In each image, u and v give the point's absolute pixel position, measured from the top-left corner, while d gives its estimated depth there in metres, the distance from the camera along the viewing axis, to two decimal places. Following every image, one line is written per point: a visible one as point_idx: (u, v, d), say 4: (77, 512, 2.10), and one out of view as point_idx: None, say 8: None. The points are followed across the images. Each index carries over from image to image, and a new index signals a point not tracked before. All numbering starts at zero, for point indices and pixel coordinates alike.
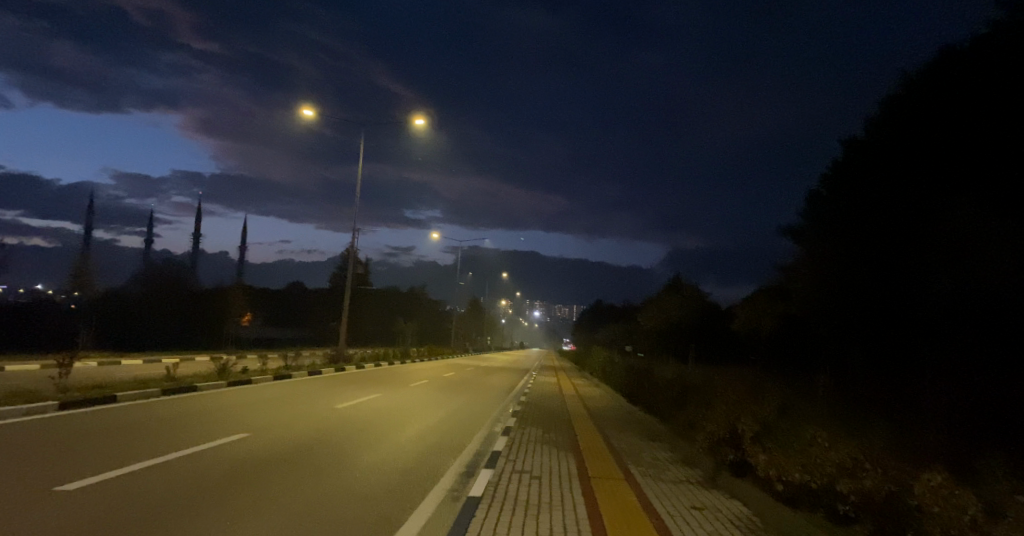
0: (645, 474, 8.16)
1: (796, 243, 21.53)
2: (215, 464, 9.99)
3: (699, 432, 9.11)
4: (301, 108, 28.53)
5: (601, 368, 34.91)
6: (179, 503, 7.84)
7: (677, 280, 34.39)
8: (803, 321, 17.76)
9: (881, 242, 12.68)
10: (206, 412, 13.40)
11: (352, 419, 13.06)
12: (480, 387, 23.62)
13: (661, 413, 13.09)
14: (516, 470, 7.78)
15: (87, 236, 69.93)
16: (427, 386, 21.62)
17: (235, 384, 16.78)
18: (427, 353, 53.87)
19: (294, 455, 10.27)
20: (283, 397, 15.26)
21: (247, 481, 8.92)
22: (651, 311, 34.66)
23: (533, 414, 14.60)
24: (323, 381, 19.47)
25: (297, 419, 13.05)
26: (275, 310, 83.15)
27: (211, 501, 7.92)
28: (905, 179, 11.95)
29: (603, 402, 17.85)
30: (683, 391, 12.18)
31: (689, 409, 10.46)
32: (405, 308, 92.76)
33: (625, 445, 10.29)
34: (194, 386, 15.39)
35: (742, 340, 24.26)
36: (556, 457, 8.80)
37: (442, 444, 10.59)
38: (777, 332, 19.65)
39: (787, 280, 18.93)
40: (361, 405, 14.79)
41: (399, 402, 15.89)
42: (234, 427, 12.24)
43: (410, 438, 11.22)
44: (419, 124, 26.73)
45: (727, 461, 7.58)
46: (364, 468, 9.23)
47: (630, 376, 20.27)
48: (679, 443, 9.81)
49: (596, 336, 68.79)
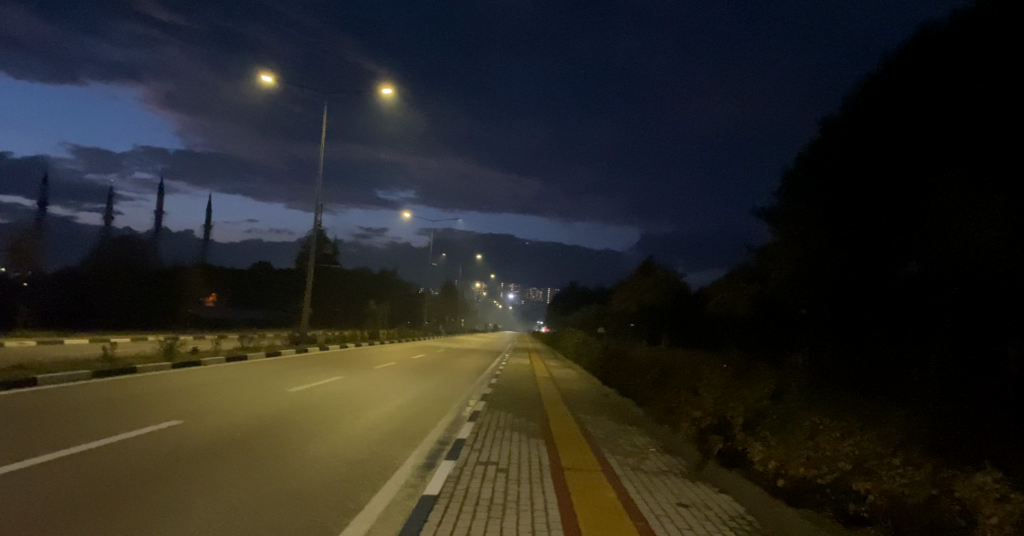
0: (624, 465, 7.39)
1: (772, 223, 21.03)
2: (142, 455, 8.92)
3: (682, 417, 8.37)
4: (259, 75, 26.98)
5: (574, 351, 34.38)
6: (90, 497, 6.83)
7: (650, 262, 33.84)
8: (779, 301, 17.26)
9: (857, 219, 12.11)
10: (142, 397, 12.26)
11: (305, 405, 12.07)
12: (449, 369, 22.82)
13: (638, 397, 12.38)
14: (480, 462, 6.95)
15: (40, 211, 66.84)
16: (393, 368, 20.71)
17: (182, 365, 15.63)
18: (396, 335, 52.82)
19: (234, 447, 9.24)
20: (233, 380, 14.20)
21: (177, 476, 7.89)
22: (624, 292, 34.14)
23: (502, 397, 13.80)
24: (280, 363, 18.40)
25: (244, 405, 12.01)
26: (241, 290, 81.02)
27: (128, 496, 6.93)
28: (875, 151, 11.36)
29: (575, 384, 17.16)
30: (661, 375, 11.49)
31: (670, 392, 9.69)
32: (375, 288, 91.21)
33: (602, 431, 9.53)
34: (135, 368, 14.24)
35: (718, 322, 23.78)
36: (528, 447, 7.97)
37: (401, 433, 9.67)
38: (754, 312, 19.18)
39: (764, 259, 18.36)
40: (318, 389, 13.78)
41: (360, 385, 14.94)
42: (171, 416, 11.15)
43: (365, 425, 10.28)
44: (385, 94, 25.37)
45: (715, 451, 6.83)
46: (311, 462, 8.24)
47: (604, 358, 19.65)
48: (659, 430, 9.07)
49: (568, 318, 68.41)
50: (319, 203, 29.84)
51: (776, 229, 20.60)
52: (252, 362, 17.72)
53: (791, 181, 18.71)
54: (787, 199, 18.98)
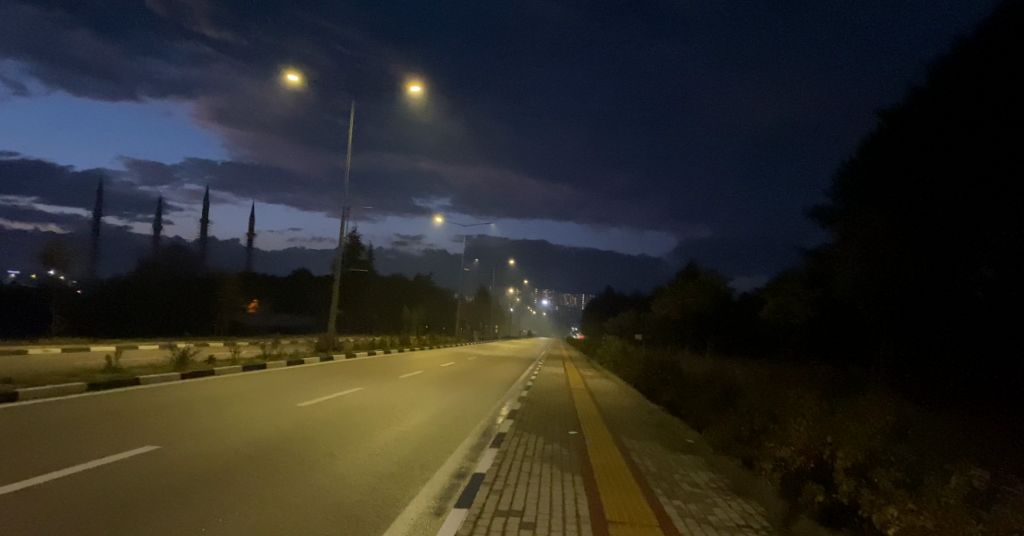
0: (684, 514, 5.79)
1: (827, 223, 19.17)
2: (113, 484, 7.61)
3: (758, 452, 6.73)
4: (284, 74, 26.19)
5: (613, 361, 32.56)
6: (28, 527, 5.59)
7: (692, 265, 31.96)
8: (845, 307, 15.33)
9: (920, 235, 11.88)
10: (136, 412, 11.11)
11: (313, 422, 10.77)
12: (479, 379, 21.52)
13: (691, 418, 10.81)
14: (499, 511, 5.48)
15: (92, 219, 68.39)
16: (419, 378, 19.48)
17: (190, 375, 14.59)
18: (431, 342, 51.72)
19: (221, 476, 7.89)
20: (239, 393, 13.01)
21: (147, 510, 6.59)
22: (664, 297, 32.48)
23: (534, 414, 12.37)
24: (299, 373, 17.31)
25: (245, 421, 10.80)
26: (279, 295, 81.33)
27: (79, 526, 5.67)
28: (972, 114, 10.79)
29: (616, 399, 15.64)
30: (723, 394, 9.78)
31: (736, 418, 8.03)
32: (410, 294, 91.08)
33: (651, 462, 8.00)
34: (137, 379, 13.19)
35: (772, 329, 21.83)
36: (563, 490, 6.38)
37: (409, 459, 8.20)
38: (811, 319, 17.49)
39: (824, 261, 16.58)
40: (330, 404, 12.50)
41: (378, 399, 13.61)
42: (161, 434, 9.90)
43: (377, 448, 8.93)
44: (412, 92, 23.95)
45: (810, 504, 5.20)
46: (300, 500, 6.81)
47: (647, 369, 17.96)
48: (724, 464, 7.42)
49: (605, 323, 66.83)
50: (346, 206, 28.75)
51: (833, 229, 18.75)
52: (268, 372, 16.65)
53: (851, 172, 16.74)
54: (846, 193, 17.01)
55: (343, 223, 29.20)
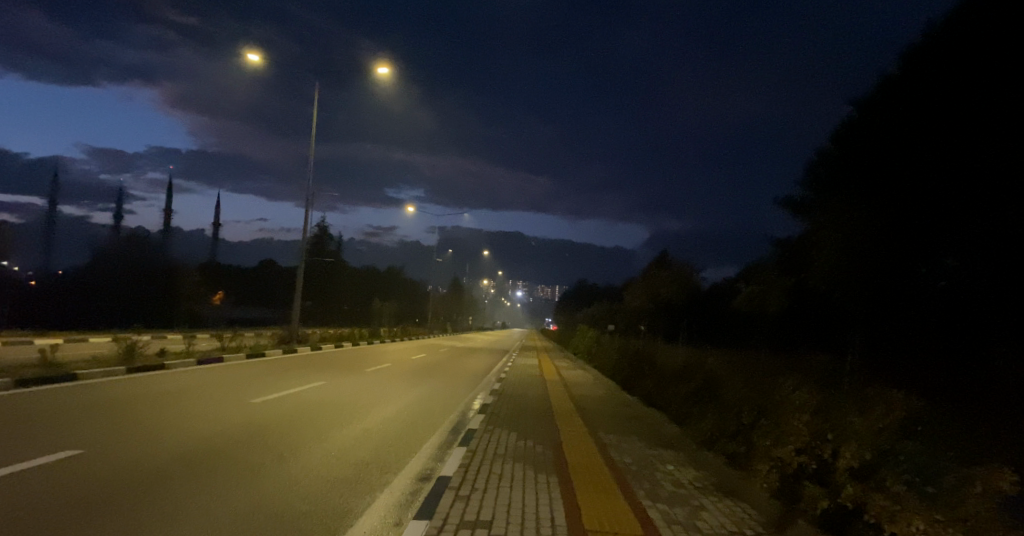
0: (670, 520, 5.22)
1: (798, 212, 18.99)
2: (32, 490, 6.75)
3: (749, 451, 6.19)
4: (244, 54, 24.92)
5: (586, 351, 32.20)
6: None
7: (663, 255, 31.77)
8: (819, 295, 15.11)
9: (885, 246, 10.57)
10: (71, 411, 10.18)
11: (267, 419, 9.99)
12: (449, 371, 20.89)
13: (670, 411, 10.37)
14: (464, 522, 4.86)
15: (46, 207, 65.43)
16: (386, 371, 18.77)
17: (138, 369, 13.64)
18: (402, 334, 50.79)
19: (158, 482, 7.10)
20: (188, 389, 12.11)
21: (65, 518, 5.80)
22: (636, 287, 32.23)
23: (505, 407, 11.83)
24: (259, 366, 16.44)
25: (192, 419, 9.98)
26: (245, 287, 79.35)
27: None
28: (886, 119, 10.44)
29: (589, 390, 15.19)
30: (705, 384, 9.32)
31: (722, 413, 7.52)
32: (380, 284, 89.75)
33: (631, 458, 7.50)
34: (76, 375, 12.20)
35: (745, 318, 21.70)
36: (536, 494, 5.82)
37: (368, 460, 7.53)
38: (785, 308, 17.30)
39: (799, 249, 16.35)
40: (289, 399, 11.71)
41: (339, 393, 12.85)
42: (97, 435, 9.01)
43: (334, 447, 8.24)
44: (379, 74, 22.90)
45: (809, 509, 4.66)
46: (242, 509, 6.07)
47: (622, 360, 17.56)
48: (708, 461, 6.92)
49: (576, 314, 66.72)
50: (310, 193, 27.75)
51: (804, 218, 18.56)
52: (225, 366, 15.75)
53: (823, 159, 16.49)
54: (817, 181, 16.78)
55: (307, 210, 28.15)
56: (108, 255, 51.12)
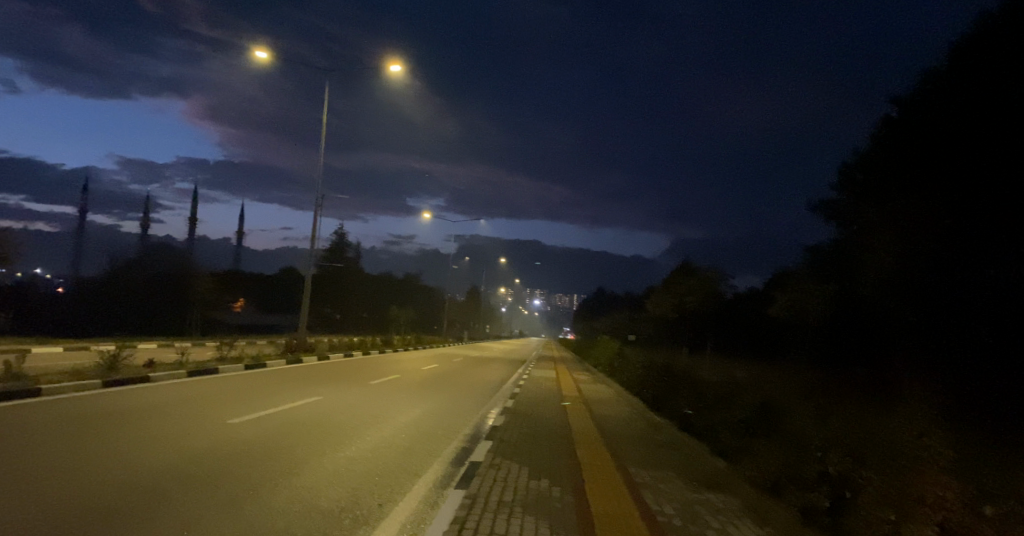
0: None
1: (835, 215, 17.34)
2: None
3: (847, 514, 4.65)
4: (251, 50, 23.79)
5: (608, 364, 30.46)
6: None
7: (686, 263, 30.15)
8: (870, 304, 13.48)
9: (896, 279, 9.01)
10: (22, 430, 8.91)
11: (238, 447, 8.56)
12: (460, 383, 19.48)
13: (714, 442, 8.81)
14: None
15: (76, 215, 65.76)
16: (392, 383, 17.41)
17: (113, 382, 12.37)
18: (418, 342, 49.54)
19: (77, 519, 5.64)
20: (164, 407, 10.84)
21: None
22: (658, 296, 30.54)
23: (519, 430, 10.39)
24: (252, 379, 15.16)
25: (150, 446, 8.57)
26: (263, 295, 78.61)
27: None
28: (898, 139, 9.64)
29: (612, 409, 13.66)
30: (760, 412, 7.70)
31: (792, 452, 6.00)
32: (398, 293, 88.90)
33: (676, 505, 5.97)
34: (41, 389, 10.93)
35: (782, 328, 20.10)
36: None
37: (339, 508, 6.00)
38: (828, 319, 15.67)
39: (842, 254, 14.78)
40: (275, 419, 10.37)
41: (332, 412, 11.49)
42: (39, 461, 7.72)
43: (313, 482, 6.86)
44: (391, 71, 21.53)
45: None
46: None
47: (650, 375, 15.98)
48: (775, 515, 5.31)
49: (597, 323, 64.99)
50: (320, 195, 26.49)
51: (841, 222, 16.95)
52: (215, 379, 14.48)
53: (862, 154, 14.80)
54: (854, 180, 15.08)
55: (316, 215, 26.93)
56: (124, 261, 50.45)
